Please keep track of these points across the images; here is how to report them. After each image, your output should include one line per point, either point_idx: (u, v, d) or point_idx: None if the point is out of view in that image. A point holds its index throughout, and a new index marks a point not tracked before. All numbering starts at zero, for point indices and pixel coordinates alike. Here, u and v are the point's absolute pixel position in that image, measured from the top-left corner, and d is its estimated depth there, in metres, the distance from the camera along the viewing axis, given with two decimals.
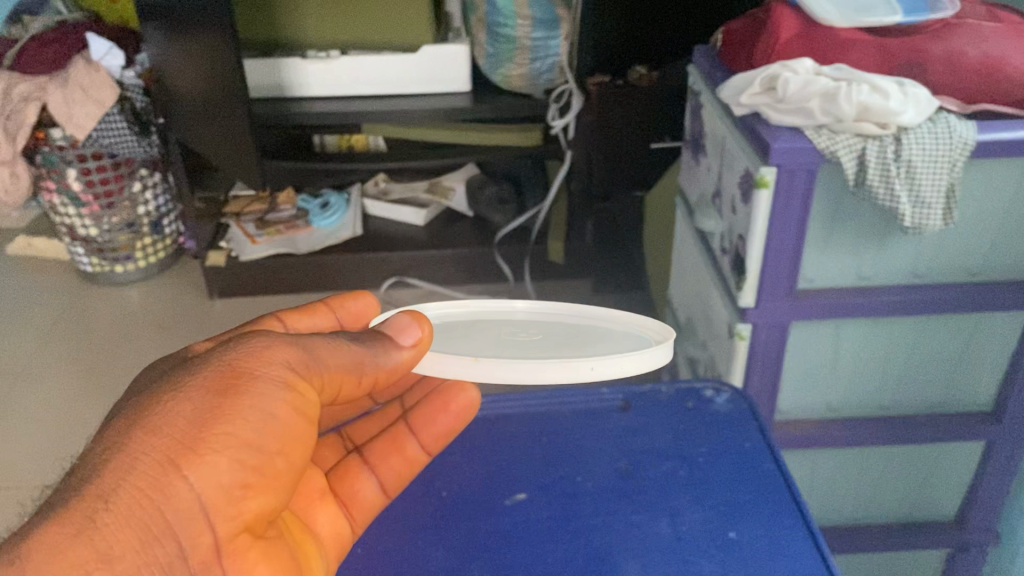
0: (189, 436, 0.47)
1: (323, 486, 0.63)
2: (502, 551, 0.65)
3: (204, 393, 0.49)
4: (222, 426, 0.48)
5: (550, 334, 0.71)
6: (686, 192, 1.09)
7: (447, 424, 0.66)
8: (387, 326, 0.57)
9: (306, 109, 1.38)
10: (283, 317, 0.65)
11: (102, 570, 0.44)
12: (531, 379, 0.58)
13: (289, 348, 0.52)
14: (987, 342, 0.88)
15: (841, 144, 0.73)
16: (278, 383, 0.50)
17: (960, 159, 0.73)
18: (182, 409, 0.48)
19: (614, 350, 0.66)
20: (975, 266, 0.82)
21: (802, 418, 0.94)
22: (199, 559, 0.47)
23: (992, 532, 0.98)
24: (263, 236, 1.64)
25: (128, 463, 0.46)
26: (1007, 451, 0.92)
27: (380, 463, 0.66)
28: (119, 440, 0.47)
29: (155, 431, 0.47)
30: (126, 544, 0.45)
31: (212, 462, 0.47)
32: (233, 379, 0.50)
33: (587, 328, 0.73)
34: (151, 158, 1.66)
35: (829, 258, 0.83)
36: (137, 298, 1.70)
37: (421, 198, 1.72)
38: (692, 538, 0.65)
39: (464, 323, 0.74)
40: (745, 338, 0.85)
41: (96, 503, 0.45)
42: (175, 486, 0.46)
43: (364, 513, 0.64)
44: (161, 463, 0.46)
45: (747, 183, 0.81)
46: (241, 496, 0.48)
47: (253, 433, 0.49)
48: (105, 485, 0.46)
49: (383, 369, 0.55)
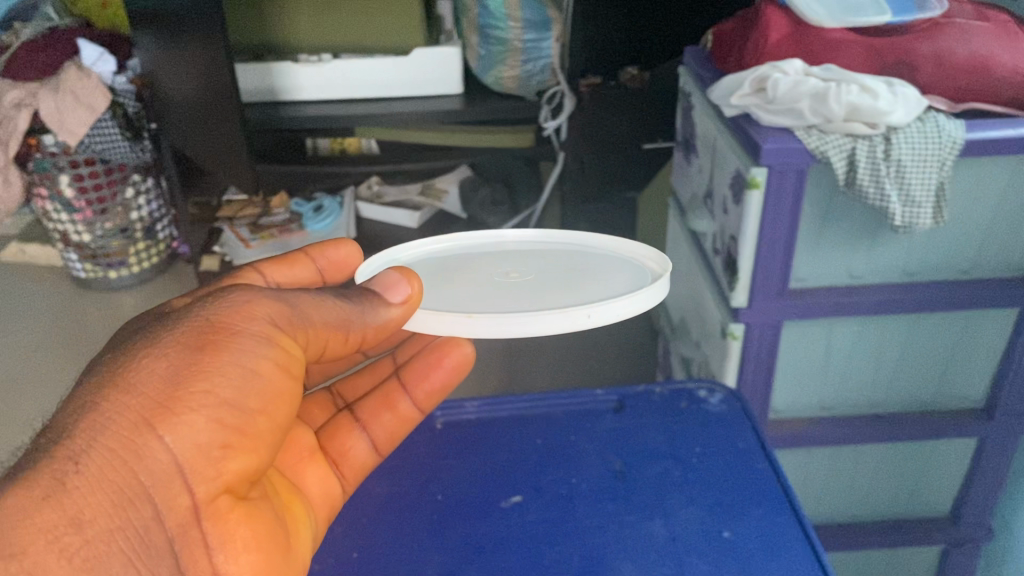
0: (164, 394, 0.46)
1: (312, 444, 0.64)
2: (498, 553, 0.66)
3: (180, 349, 0.48)
4: (200, 384, 0.47)
5: (542, 271, 0.71)
6: (677, 191, 1.09)
7: (441, 378, 0.68)
8: (375, 284, 0.58)
9: (297, 113, 1.39)
10: (262, 269, 0.66)
11: (72, 535, 0.42)
12: (530, 331, 0.58)
13: (271, 303, 0.52)
14: (978, 340, 0.88)
15: (831, 144, 0.74)
16: (259, 338, 0.50)
17: (949, 158, 0.73)
18: (157, 366, 0.47)
19: (609, 288, 0.66)
20: (965, 264, 0.83)
21: (796, 417, 0.94)
22: (176, 521, 0.46)
23: (985, 528, 0.98)
24: (257, 241, 1.64)
25: (100, 422, 0.45)
26: (1000, 447, 0.93)
27: (371, 420, 0.67)
28: (92, 399, 0.46)
29: (129, 389, 0.46)
30: (97, 508, 0.43)
31: (189, 422, 0.46)
32: (212, 335, 0.49)
33: (575, 261, 0.74)
34: (143, 164, 1.67)
35: (820, 257, 0.83)
36: (131, 303, 1.70)
37: (414, 201, 1.72)
38: (685, 538, 0.66)
39: (452, 266, 0.74)
40: (737, 338, 0.86)
41: (66, 465, 0.43)
42: (150, 446, 0.45)
43: (355, 472, 0.66)
44: (135, 424, 0.45)
45: (739, 184, 0.81)
46: (221, 457, 0.47)
47: (234, 391, 0.48)
48: (75, 446, 0.44)
49: (371, 326, 0.56)
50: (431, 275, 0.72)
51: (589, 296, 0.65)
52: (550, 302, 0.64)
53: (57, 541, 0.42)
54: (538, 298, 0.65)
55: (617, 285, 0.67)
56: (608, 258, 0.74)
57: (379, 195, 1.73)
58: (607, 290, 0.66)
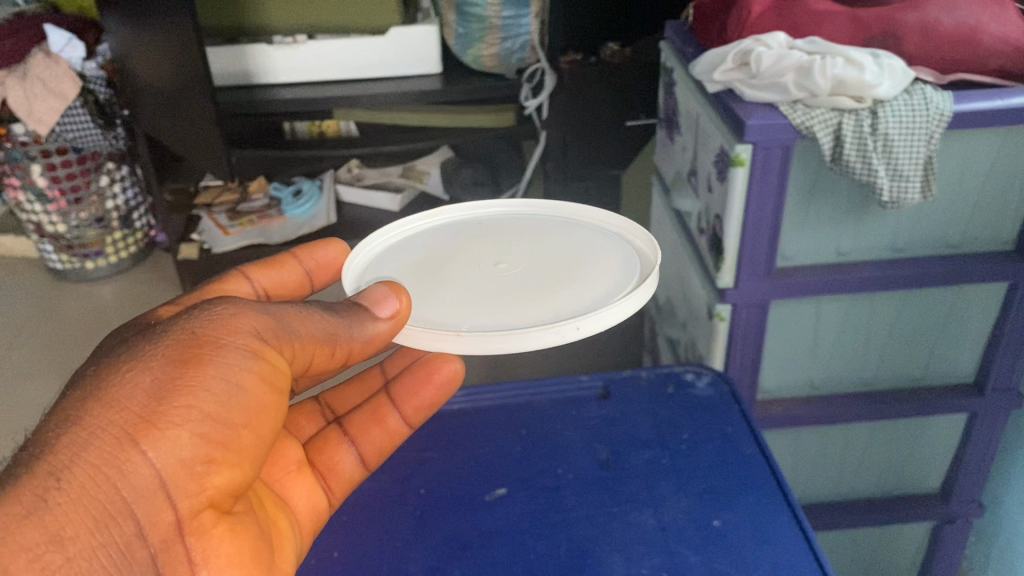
0: (147, 410, 0.44)
1: (300, 457, 0.62)
2: (483, 549, 0.64)
3: (164, 362, 0.46)
4: (184, 399, 0.45)
5: (531, 259, 0.68)
6: (661, 170, 1.07)
7: (430, 396, 0.66)
8: (364, 296, 0.56)
9: (273, 97, 1.36)
10: (249, 271, 0.65)
11: (53, 552, 0.40)
12: (516, 348, 0.56)
13: (258, 317, 0.50)
14: (968, 316, 0.87)
15: (817, 118, 0.72)
16: (243, 354, 0.48)
17: (937, 131, 0.71)
18: (140, 380, 0.45)
19: (598, 284, 0.63)
20: (954, 238, 0.82)
21: (784, 397, 0.93)
22: (160, 537, 0.44)
23: (976, 504, 0.98)
24: (236, 228, 1.63)
25: (82, 438, 0.43)
26: (991, 423, 0.92)
27: (360, 434, 0.65)
28: (73, 413, 0.44)
29: (111, 403, 0.44)
30: (79, 525, 0.41)
31: (173, 436, 0.44)
32: (198, 347, 0.47)
33: (562, 243, 0.71)
34: (117, 152, 1.64)
35: (807, 235, 0.82)
36: (109, 295, 1.68)
37: (395, 183, 1.71)
38: (674, 527, 0.64)
39: (440, 251, 0.71)
40: (724, 319, 0.84)
41: (47, 481, 0.41)
42: (133, 462, 0.43)
43: (342, 487, 0.64)
44: (118, 438, 0.43)
45: (723, 161, 0.79)
46: (204, 472, 0.45)
47: (217, 405, 0.46)
48: (57, 461, 0.42)
49: (357, 341, 0.54)
50: (416, 266, 0.69)
51: (579, 293, 0.62)
52: (539, 303, 0.61)
53: (38, 559, 0.40)
54: (527, 297, 0.62)
55: (609, 276, 0.64)
56: (597, 236, 0.71)
57: (359, 177, 1.74)
58: (599, 284, 0.63)
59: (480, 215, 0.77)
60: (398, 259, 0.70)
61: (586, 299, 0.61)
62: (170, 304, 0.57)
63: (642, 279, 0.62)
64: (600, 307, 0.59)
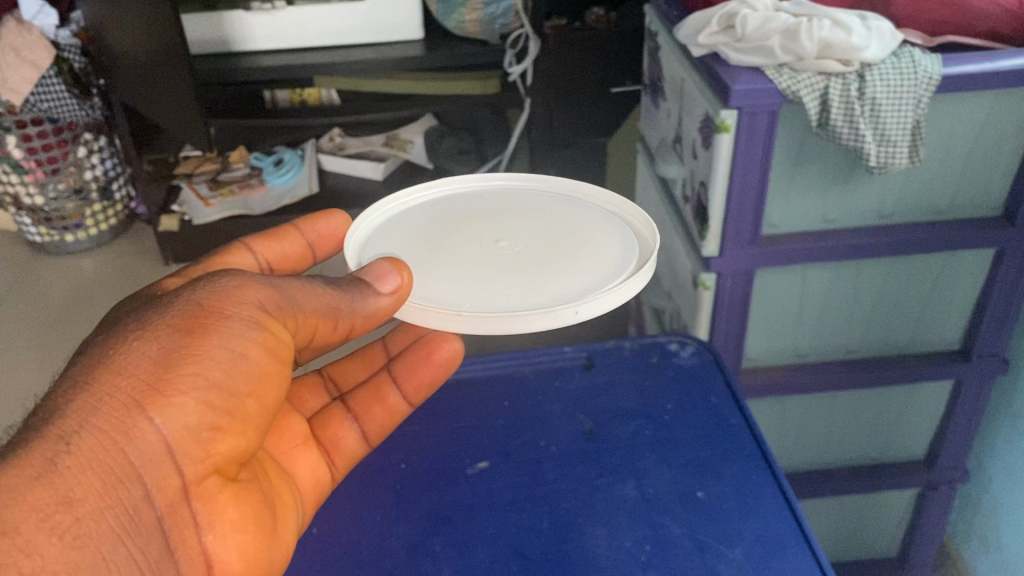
0: (154, 377, 0.45)
1: (305, 432, 0.62)
2: (465, 522, 0.63)
3: (170, 331, 0.46)
4: (190, 367, 0.46)
5: (533, 236, 0.66)
6: (646, 136, 1.05)
7: (429, 375, 0.64)
8: (366, 271, 0.55)
9: (252, 64, 1.33)
10: (251, 244, 0.64)
11: (63, 513, 0.41)
12: (516, 329, 0.55)
13: (262, 289, 0.50)
14: (955, 281, 0.86)
15: (803, 83, 0.70)
16: (248, 325, 0.48)
17: (926, 94, 0.70)
18: (147, 349, 0.45)
19: (599, 266, 0.62)
20: (942, 204, 0.80)
21: (770, 366, 0.92)
22: (166, 501, 0.45)
23: (961, 470, 0.97)
24: (216, 199, 1.64)
25: (91, 403, 0.43)
26: (978, 389, 0.91)
27: (363, 413, 0.64)
28: (81, 379, 0.44)
29: (119, 370, 0.44)
30: (88, 487, 0.42)
31: (180, 404, 0.45)
32: (203, 318, 0.47)
33: (563, 217, 0.69)
34: (94, 122, 1.61)
35: (793, 202, 0.80)
36: (90, 267, 1.67)
37: (378, 151, 1.72)
38: (658, 499, 0.63)
39: (442, 225, 0.69)
40: (710, 288, 0.83)
41: (57, 444, 0.42)
42: (140, 428, 0.44)
43: (345, 462, 0.63)
44: (125, 404, 0.44)
45: (708, 128, 0.77)
46: (210, 439, 0.46)
47: (222, 374, 0.47)
48: (66, 425, 0.42)
49: (358, 316, 0.54)
50: (414, 240, 0.67)
51: (579, 273, 0.61)
52: (539, 282, 0.60)
53: (48, 519, 0.40)
54: (527, 277, 0.61)
55: (608, 254, 0.64)
56: (596, 212, 0.70)
57: (341, 146, 1.73)
58: (599, 262, 0.63)
59: (481, 186, 0.75)
60: (398, 230, 0.69)
61: (587, 279, 0.60)
62: (173, 275, 0.57)
63: (641, 263, 0.61)
64: (600, 289, 0.58)
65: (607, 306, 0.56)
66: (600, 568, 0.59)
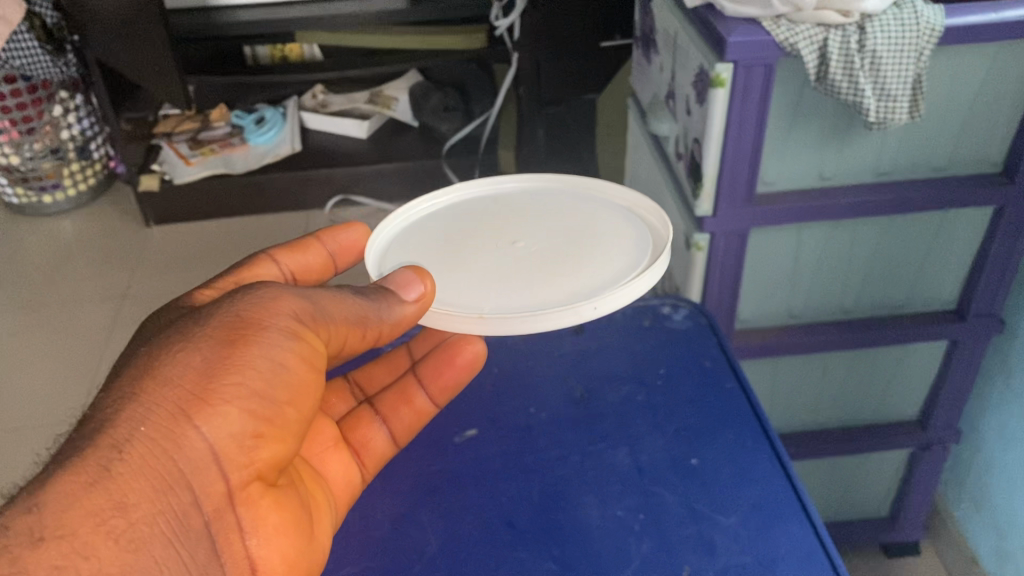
0: (199, 387, 0.45)
1: (335, 434, 0.60)
2: (455, 493, 0.61)
3: (211, 343, 0.47)
4: (232, 377, 0.46)
5: (549, 234, 0.65)
6: (637, 91, 1.01)
7: (453, 377, 0.62)
8: (390, 281, 0.54)
9: (230, 19, 1.29)
10: (276, 254, 0.61)
11: (117, 517, 0.41)
12: (537, 329, 0.53)
13: (297, 300, 0.49)
14: (952, 239, 0.84)
15: (801, 35, 0.67)
16: (285, 337, 0.48)
17: (927, 47, 0.67)
18: (190, 360, 0.46)
19: (617, 260, 0.60)
20: (941, 160, 0.78)
21: (762, 327, 0.90)
22: (213, 506, 0.45)
23: (954, 430, 0.97)
24: (198, 158, 1.65)
25: (140, 413, 0.44)
26: (973, 349, 0.90)
27: (390, 413, 0.62)
28: (128, 392, 0.45)
29: (165, 381, 0.45)
30: (140, 493, 0.42)
31: (224, 412, 0.45)
32: (242, 328, 0.47)
33: (578, 217, 0.67)
34: (70, 80, 1.59)
35: (788, 158, 0.78)
36: (71, 229, 1.68)
37: (362, 109, 1.73)
38: (650, 466, 0.61)
39: (458, 225, 0.67)
40: (703, 249, 0.81)
41: (110, 452, 0.43)
42: (187, 437, 0.44)
43: (376, 462, 0.61)
44: (172, 414, 0.44)
45: (702, 82, 0.74)
46: (253, 446, 0.46)
47: (264, 384, 0.47)
48: (117, 435, 0.43)
49: (387, 324, 0.52)
50: (431, 242, 0.65)
51: (598, 268, 0.60)
52: (559, 280, 0.59)
53: (104, 524, 0.41)
54: (547, 275, 0.59)
55: (623, 252, 0.61)
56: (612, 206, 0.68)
57: (324, 104, 1.75)
58: (615, 262, 0.60)
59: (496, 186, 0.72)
60: (412, 234, 0.67)
61: (602, 279, 0.58)
62: (209, 286, 0.56)
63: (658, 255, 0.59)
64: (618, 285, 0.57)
65: (618, 304, 0.55)
66: (592, 538, 0.57)
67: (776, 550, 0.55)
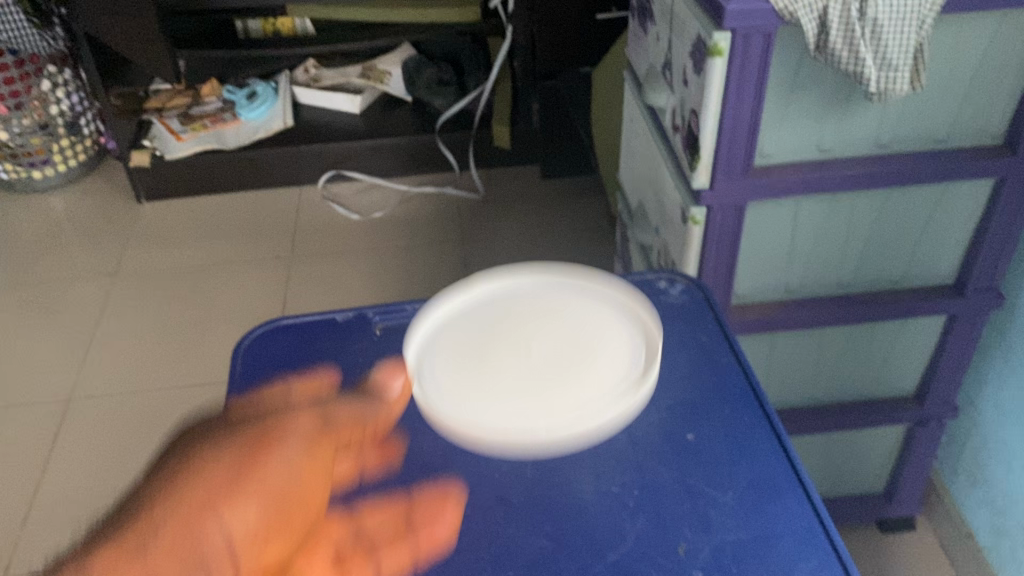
0: (214, 488, 0.40)
1: None
2: (448, 469, 0.58)
3: (223, 451, 0.42)
4: (251, 478, 0.41)
5: (543, 337, 0.63)
6: (633, 63, 1.00)
7: (444, 530, 0.52)
8: (368, 383, 0.53)
9: None
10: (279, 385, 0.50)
11: None
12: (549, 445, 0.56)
13: (305, 412, 0.46)
14: (953, 213, 0.83)
15: (801, 2, 0.66)
16: (302, 439, 0.44)
17: (930, 15, 0.65)
18: (204, 466, 0.41)
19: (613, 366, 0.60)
20: (941, 132, 0.77)
21: (759, 302, 0.89)
22: None
23: (950, 405, 0.97)
24: (189, 133, 1.64)
25: (153, 517, 0.38)
26: (971, 324, 0.89)
27: None
28: (134, 506, 0.39)
29: (174, 485, 0.40)
30: None
31: (242, 509, 0.40)
32: (253, 435, 0.44)
33: (570, 307, 0.65)
34: (57, 53, 1.60)
35: (786, 129, 0.76)
36: (61, 206, 1.66)
37: (353, 84, 1.72)
38: (645, 440, 0.60)
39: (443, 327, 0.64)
40: (699, 223, 0.80)
41: (129, 556, 0.37)
42: (204, 532, 0.38)
43: None
44: (187, 511, 0.39)
45: (700, 52, 0.73)
46: (268, 554, 0.40)
47: (280, 487, 0.42)
48: (129, 538, 0.37)
49: (378, 421, 0.50)
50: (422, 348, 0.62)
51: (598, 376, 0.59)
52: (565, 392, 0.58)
53: None
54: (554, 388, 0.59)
55: (616, 363, 0.60)
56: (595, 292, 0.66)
57: (316, 79, 1.73)
58: (609, 376, 0.59)
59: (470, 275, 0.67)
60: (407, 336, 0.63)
61: (596, 404, 0.57)
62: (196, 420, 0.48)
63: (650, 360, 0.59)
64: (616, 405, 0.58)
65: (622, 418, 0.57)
66: (587, 514, 0.56)
67: (774, 526, 0.54)
